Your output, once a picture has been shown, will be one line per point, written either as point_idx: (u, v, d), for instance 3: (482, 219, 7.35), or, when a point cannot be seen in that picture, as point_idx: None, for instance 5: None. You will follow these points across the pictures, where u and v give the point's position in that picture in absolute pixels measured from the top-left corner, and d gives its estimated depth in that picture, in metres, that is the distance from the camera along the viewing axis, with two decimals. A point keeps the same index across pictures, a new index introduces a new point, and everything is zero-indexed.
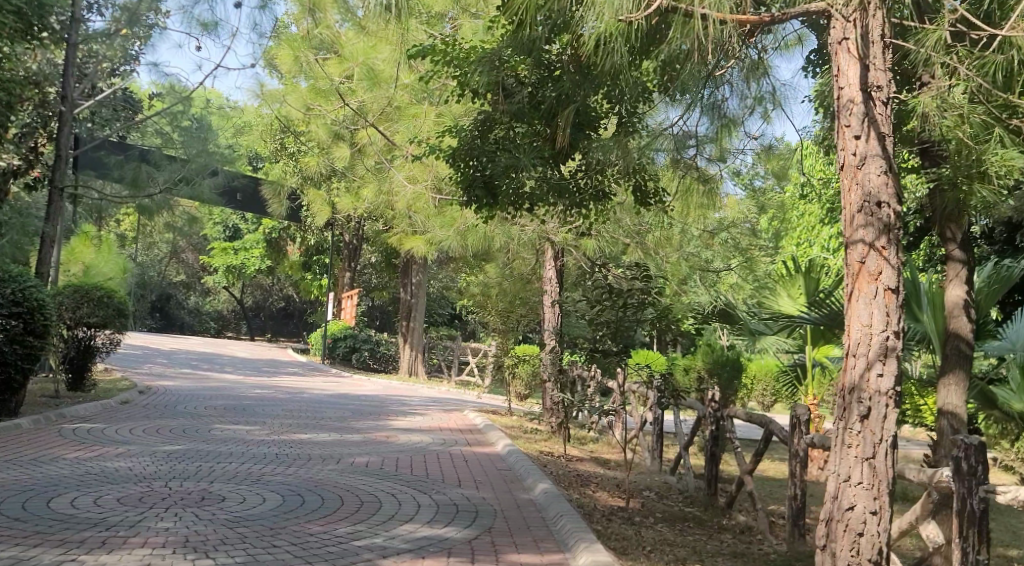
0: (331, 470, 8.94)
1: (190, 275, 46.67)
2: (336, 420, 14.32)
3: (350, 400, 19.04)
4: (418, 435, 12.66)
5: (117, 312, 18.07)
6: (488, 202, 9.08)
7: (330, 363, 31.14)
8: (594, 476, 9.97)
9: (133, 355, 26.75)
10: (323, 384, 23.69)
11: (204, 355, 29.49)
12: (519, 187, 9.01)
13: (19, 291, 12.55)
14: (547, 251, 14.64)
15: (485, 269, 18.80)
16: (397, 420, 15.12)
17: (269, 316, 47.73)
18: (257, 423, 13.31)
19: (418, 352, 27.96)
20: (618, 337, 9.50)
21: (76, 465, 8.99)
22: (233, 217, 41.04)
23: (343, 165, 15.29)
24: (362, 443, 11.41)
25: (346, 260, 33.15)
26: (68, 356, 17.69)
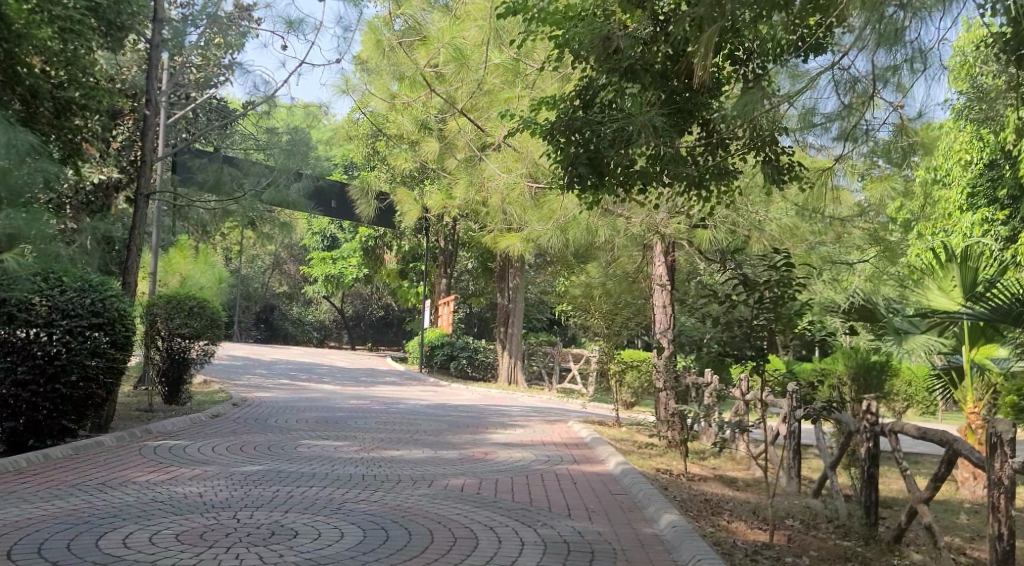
0: (422, 496, 7.82)
1: (291, 285, 46.69)
2: (432, 433, 13.33)
3: (447, 411, 18.07)
4: (522, 450, 11.56)
5: (211, 323, 17.40)
6: (595, 183, 7.92)
7: (428, 372, 30.37)
8: (725, 503, 8.73)
9: (232, 367, 26.34)
10: (420, 393, 22.83)
11: (303, 365, 29.00)
12: (628, 164, 7.84)
13: (100, 300, 11.11)
14: (656, 246, 13.34)
15: (587, 269, 17.58)
16: (498, 432, 14.05)
17: (369, 325, 47.28)
18: (348, 437, 12.41)
19: (518, 360, 26.91)
20: (750, 340, 7.92)
21: (143, 490, 7.73)
22: (330, 226, 40.66)
23: (434, 161, 14.29)
24: (461, 461, 10.35)
25: (442, 266, 32.37)
26: (162, 369, 17.12)
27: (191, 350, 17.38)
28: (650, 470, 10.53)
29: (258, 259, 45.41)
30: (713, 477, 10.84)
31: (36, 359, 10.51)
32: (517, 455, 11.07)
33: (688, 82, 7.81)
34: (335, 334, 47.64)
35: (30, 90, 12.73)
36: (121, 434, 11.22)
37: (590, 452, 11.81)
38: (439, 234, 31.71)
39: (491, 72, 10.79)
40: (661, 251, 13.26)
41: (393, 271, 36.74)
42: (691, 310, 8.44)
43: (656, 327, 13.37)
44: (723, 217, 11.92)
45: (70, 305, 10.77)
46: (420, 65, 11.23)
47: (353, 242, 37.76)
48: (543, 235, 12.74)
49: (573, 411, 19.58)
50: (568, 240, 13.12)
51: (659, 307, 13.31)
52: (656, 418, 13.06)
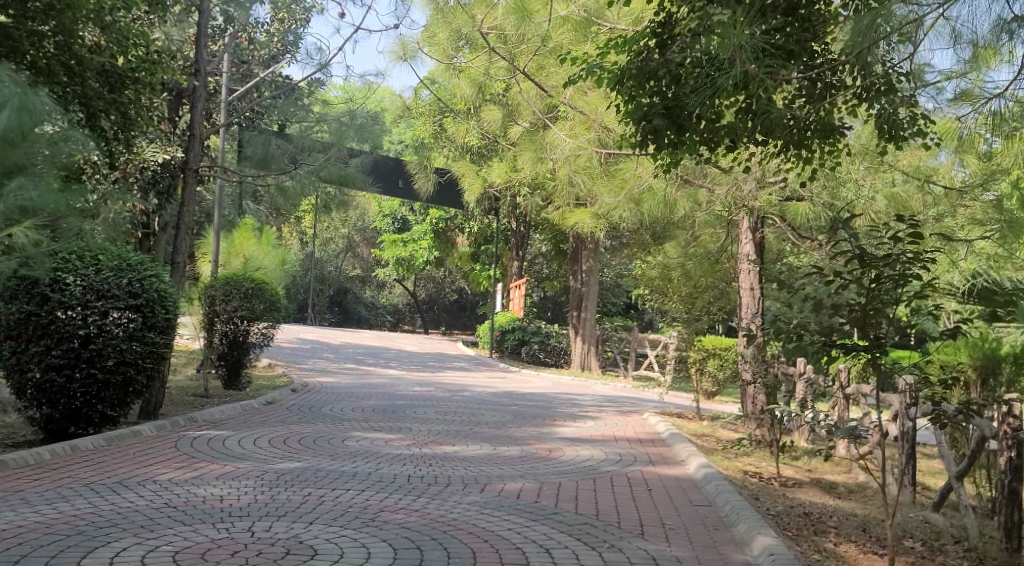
0: (472, 505, 6.79)
1: (364, 269, 46.10)
2: (495, 426, 12.28)
3: (515, 399, 17.02)
4: (594, 447, 10.44)
5: (270, 305, 16.61)
6: (673, 136, 6.77)
7: (499, 357, 29.39)
8: (828, 518, 7.49)
9: (299, 350, 25.74)
10: (489, 380, 21.83)
11: (371, 349, 28.29)
12: (715, 116, 6.74)
13: (137, 280, 10.24)
14: (743, 221, 12.07)
15: (664, 250, 16.28)
16: (568, 425, 12.93)
17: (443, 309, 46.49)
18: (404, 428, 11.45)
19: (592, 345, 25.76)
20: (866, 329, 6.57)
21: (161, 491, 6.85)
22: (402, 208, 39.88)
23: (500, 131, 13.15)
24: (523, 459, 9.31)
25: (514, 248, 31.32)
26: (221, 352, 16.29)
27: (252, 333, 16.57)
28: (737, 475, 9.34)
29: (331, 242, 44.87)
30: (809, 483, 9.62)
31: (71, 342, 9.72)
32: (586, 453, 9.97)
33: (788, 17, 6.72)
34: (408, 318, 46.94)
35: (74, 61, 11.52)
36: (161, 424, 10.41)
37: (670, 450, 10.67)
38: (511, 215, 30.60)
39: (557, 27, 9.63)
40: (747, 229, 12.08)
41: (465, 253, 35.78)
42: (776, 290, 7.23)
43: (742, 313, 12.18)
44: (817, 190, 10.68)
45: (106, 285, 9.95)
46: (479, 21, 10.13)
47: (424, 224, 36.89)
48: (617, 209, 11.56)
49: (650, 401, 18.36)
50: (645, 214, 11.92)
51: (744, 290, 12.13)
52: (746, 411, 11.94)
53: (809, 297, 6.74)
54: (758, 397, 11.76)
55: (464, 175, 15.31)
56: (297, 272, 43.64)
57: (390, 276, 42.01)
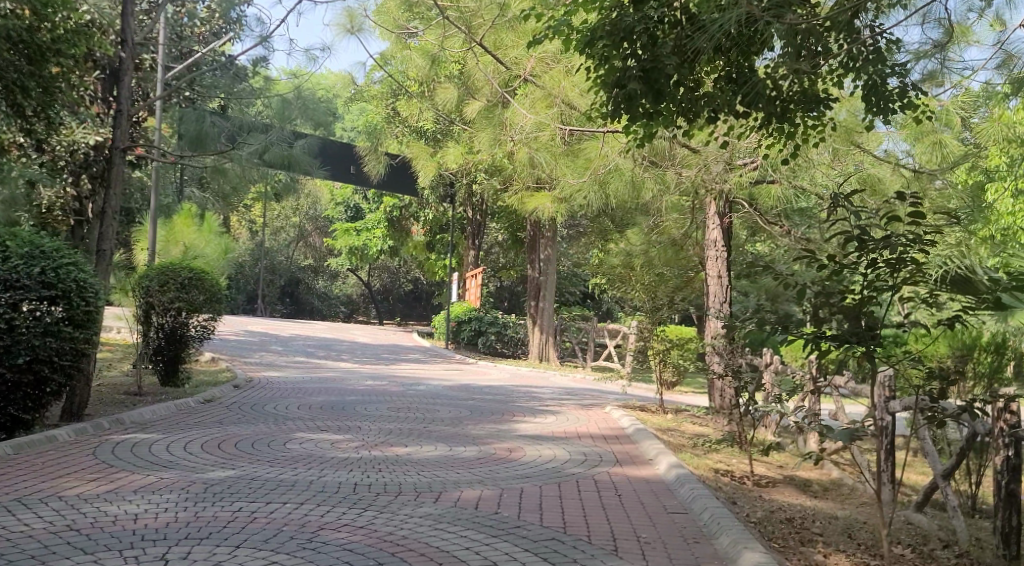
0: (421, 520, 6.10)
1: (316, 259, 44.95)
2: (450, 422, 11.57)
3: (471, 393, 16.33)
4: (554, 446, 9.79)
5: (209, 294, 15.73)
6: (650, 103, 6.13)
7: (454, 349, 28.66)
8: (812, 523, 6.90)
9: (246, 342, 24.78)
10: (444, 372, 21.09)
11: (322, 341, 27.39)
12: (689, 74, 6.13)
13: (51, 269, 9.38)
14: (709, 204, 11.42)
15: (625, 237, 15.64)
16: (528, 420, 12.25)
17: (398, 299, 45.61)
18: (351, 427, 10.69)
19: (549, 336, 25.12)
20: (859, 316, 5.93)
21: (69, 512, 6.07)
22: (355, 196, 38.88)
23: (452, 110, 12.41)
24: (480, 461, 8.63)
25: (469, 236, 30.55)
26: (158, 346, 15.51)
27: (194, 326, 15.73)
28: (709, 476, 8.73)
29: (282, 231, 43.57)
30: (784, 481, 9.06)
31: None
32: (546, 452, 9.30)
33: None
34: (363, 309, 45.99)
35: None
36: (82, 427, 9.56)
37: (637, 446, 10.03)
38: (466, 203, 29.83)
39: None
40: (717, 215, 11.37)
41: (420, 243, 34.96)
42: (755, 274, 6.60)
43: (709, 301, 11.50)
44: (786, 172, 10.12)
45: (14, 276, 9.09)
46: None
47: (377, 212, 35.97)
48: (578, 191, 10.90)
49: (611, 393, 17.76)
50: (607, 197, 11.27)
51: (710, 276, 11.42)
52: (714, 405, 11.34)
53: (794, 282, 6.10)
54: (727, 389, 11.13)
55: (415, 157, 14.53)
56: (247, 262, 42.42)
57: (343, 266, 41.00)
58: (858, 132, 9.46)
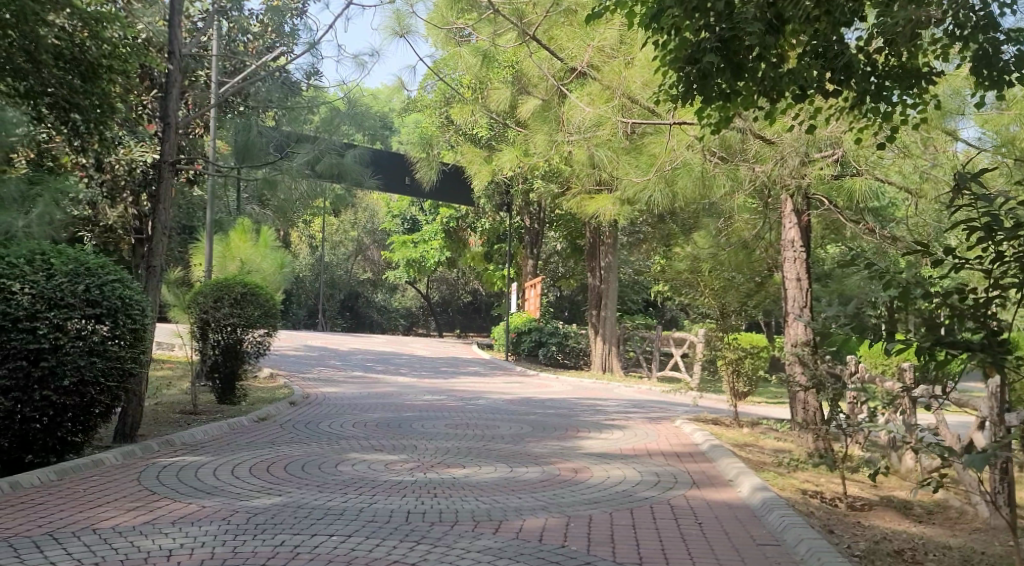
0: (481, 557, 5.49)
1: (374, 272, 44.55)
2: (512, 440, 10.93)
3: (533, 407, 15.66)
4: (625, 466, 9.08)
5: (264, 309, 15.32)
6: (728, 78, 5.63)
7: (515, 360, 28.03)
8: (922, 558, 6.13)
9: (305, 357, 24.44)
10: (504, 385, 20.45)
11: (381, 354, 26.97)
12: (773, 45, 5.55)
13: (97, 286, 8.96)
14: (786, 202, 10.70)
15: (691, 241, 14.85)
16: (595, 437, 11.55)
17: (457, 312, 45.14)
18: (408, 446, 10.14)
19: (612, 346, 24.37)
20: (982, 316, 5.19)
21: (99, 549, 5.58)
22: (412, 208, 38.48)
23: (508, 111, 11.75)
24: (544, 485, 7.99)
25: (528, 245, 29.92)
26: (215, 363, 15.09)
27: (252, 338, 15.35)
28: (797, 499, 7.97)
29: (340, 245, 43.28)
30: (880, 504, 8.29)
31: (20, 361, 8.37)
32: (617, 473, 8.62)
33: None
34: (422, 321, 45.57)
35: (26, 42, 10.09)
36: (129, 449, 9.07)
37: (715, 465, 9.29)
38: (523, 211, 29.18)
39: None
40: (794, 214, 10.68)
41: (478, 253, 34.35)
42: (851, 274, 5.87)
43: (786, 305, 10.72)
44: (869, 161, 9.36)
45: (60, 293, 8.65)
46: None
47: (433, 223, 35.46)
48: (645, 192, 10.21)
49: (679, 405, 16.96)
50: (676, 195, 10.56)
51: (789, 279, 10.67)
52: (796, 419, 10.57)
53: (899, 278, 5.40)
54: (811, 401, 10.35)
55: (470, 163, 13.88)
56: (306, 277, 42.19)
57: (401, 278, 40.59)
58: (952, 117, 8.65)
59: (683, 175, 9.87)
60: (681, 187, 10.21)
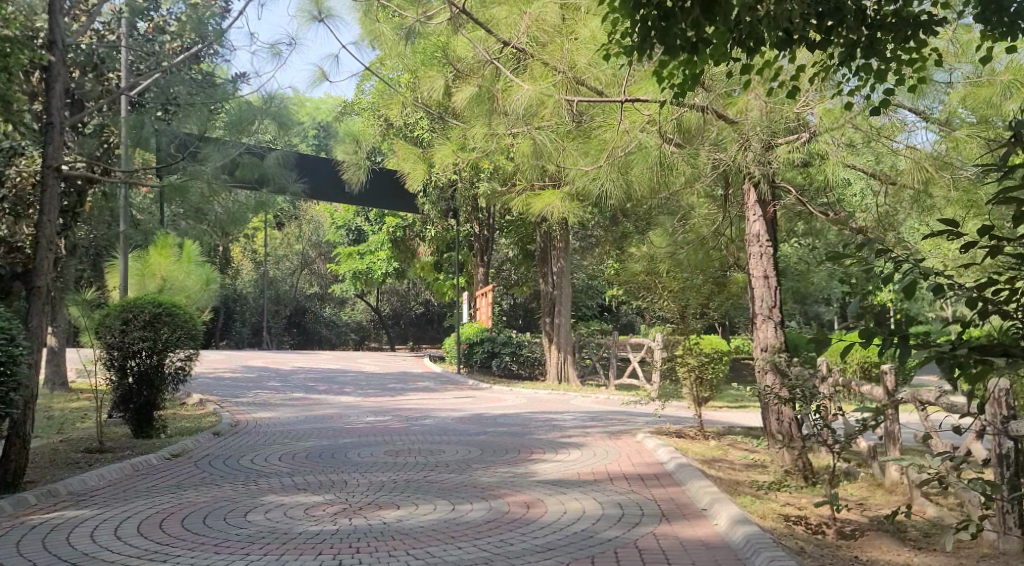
0: None
1: (322, 286, 42.93)
2: (455, 468, 9.73)
3: (483, 425, 14.46)
4: (582, 496, 7.93)
5: (182, 331, 13.96)
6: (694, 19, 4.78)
7: (467, 373, 26.77)
8: None
9: (243, 379, 23.03)
10: (454, 401, 19.23)
11: (326, 372, 25.63)
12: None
13: None
14: (750, 192, 9.59)
15: (646, 240, 13.78)
16: (549, 459, 10.38)
17: (410, 324, 43.79)
18: (337, 483, 8.94)
19: (567, 354, 23.27)
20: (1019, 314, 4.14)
21: None
22: (357, 219, 37.08)
23: (441, 101, 10.56)
24: (487, 529, 6.79)
25: (477, 253, 28.75)
26: (128, 392, 13.77)
27: (172, 362, 14.12)
28: (781, 530, 6.85)
29: (284, 259, 41.61)
30: (873, 530, 7.30)
31: None
32: (573, 506, 7.45)
33: None
34: (374, 335, 44.15)
35: None
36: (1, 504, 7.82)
37: (685, 490, 8.18)
38: (471, 217, 27.99)
39: None
40: (758, 205, 9.58)
41: (427, 263, 33.05)
42: (849, 266, 4.72)
43: (753, 307, 9.61)
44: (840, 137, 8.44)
45: None
46: None
47: (379, 233, 34.11)
48: (595, 184, 9.11)
49: (640, 416, 15.85)
50: (629, 187, 9.47)
51: (755, 278, 9.54)
52: (769, 433, 9.47)
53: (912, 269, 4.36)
54: (785, 412, 9.24)
55: (402, 158, 12.58)
56: (250, 295, 40.53)
57: (349, 291, 39.14)
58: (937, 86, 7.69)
59: (636, 163, 8.83)
60: (635, 176, 9.14)
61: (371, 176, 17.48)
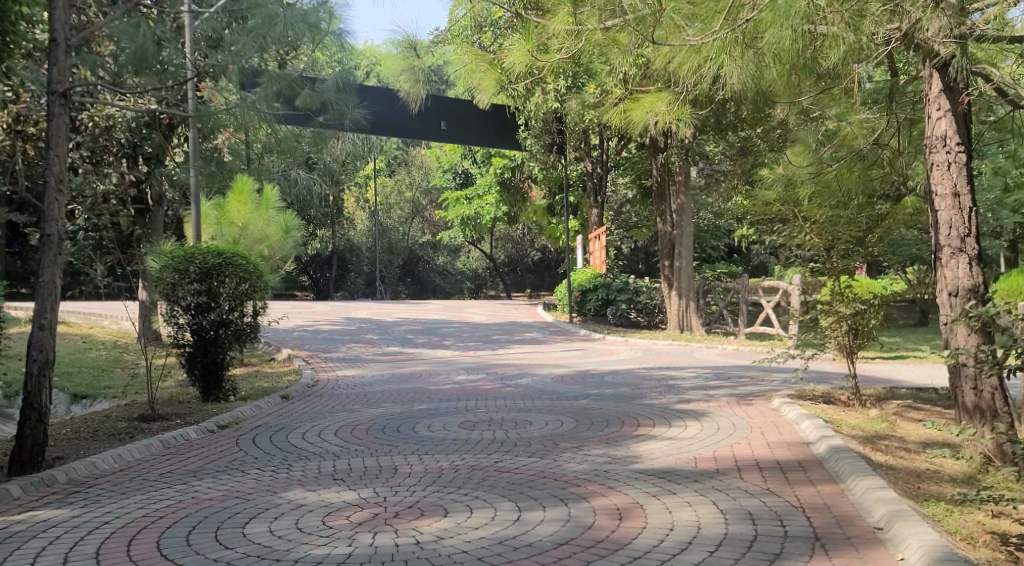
0: None
1: (434, 234, 41.31)
2: (539, 449, 7.71)
3: (588, 386, 12.35)
4: (698, 498, 5.81)
5: (246, 282, 11.67)
6: None
7: (581, 322, 24.63)
8: None
9: (339, 333, 21.53)
10: (561, 355, 17.20)
11: (430, 324, 23.94)
12: None
13: None
14: (935, 82, 7.45)
15: (782, 160, 11.29)
16: (661, 436, 8.21)
17: (527, 271, 41.88)
18: (387, 470, 7.06)
19: (690, 300, 20.90)
20: None
21: None
22: (464, 162, 35.12)
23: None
24: (557, 562, 4.83)
25: (592, 194, 26.46)
26: (192, 355, 11.53)
27: (246, 315, 11.77)
28: None
29: (395, 208, 39.82)
30: None
31: None
32: (684, 518, 5.36)
33: None
34: (490, 283, 42.35)
35: None
36: None
37: (846, 492, 5.99)
38: (582, 152, 25.65)
39: None
40: (945, 98, 7.37)
41: (539, 206, 30.90)
42: None
43: (937, 236, 7.41)
44: None
45: None
46: None
47: (488, 175, 32.09)
48: (712, 64, 7.27)
49: (776, 373, 13.43)
50: (762, 64, 7.48)
51: (942, 198, 7.33)
52: (965, 411, 7.31)
53: None
54: (985, 381, 7.11)
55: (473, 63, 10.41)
56: (363, 245, 39.23)
57: (460, 238, 37.42)
58: None
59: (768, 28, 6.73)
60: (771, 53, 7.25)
61: (448, 102, 17.80)
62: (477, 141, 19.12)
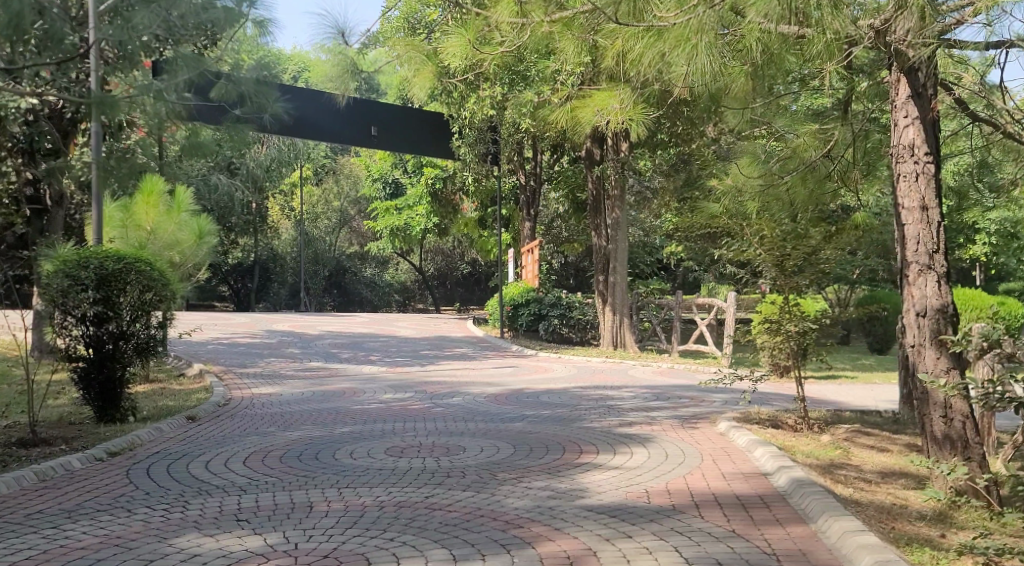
0: None
1: (361, 245, 40.23)
2: (470, 483, 6.94)
3: (522, 407, 11.63)
4: (658, 547, 5.18)
5: (150, 291, 10.71)
6: None
7: (511, 337, 23.92)
8: None
9: (258, 346, 20.44)
10: (493, 372, 16.44)
11: (354, 338, 22.96)
12: None
13: None
14: (902, 84, 6.81)
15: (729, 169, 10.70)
16: (606, 465, 7.52)
17: (457, 284, 41.07)
18: (299, 512, 6.24)
19: (625, 317, 20.29)
20: None
21: None
22: (393, 172, 34.20)
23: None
24: None
25: (525, 207, 25.83)
26: (85, 372, 10.45)
27: (149, 327, 10.82)
28: None
29: (321, 218, 38.61)
30: None
31: None
32: None
33: None
34: (418, 296, 41.39)
35: None
36: None
37: (820, 534, 5.36)
38: (514, 164, 25.00)
39: None
40: (913, 104, 6.77)
41: (470, 219, 30.16)
42: None
43: (904, 250, 6.80)
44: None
45: None
46: None
47: (417, 185, 31.21)
48: (694, 46, 6.54)
49: (717, 394, 12.87)
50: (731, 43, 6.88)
51: (909, 211, 6.70)
52: (935, 443, 6.70)
53: None
54: (957, 407, 6.54)
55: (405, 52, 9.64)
56: (287, 255, 37.98)
57: (387, 249, 36.45)
58: None
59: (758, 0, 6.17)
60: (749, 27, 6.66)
61: (379, 104, 17.01)
62: (409, 146, 18.31)
